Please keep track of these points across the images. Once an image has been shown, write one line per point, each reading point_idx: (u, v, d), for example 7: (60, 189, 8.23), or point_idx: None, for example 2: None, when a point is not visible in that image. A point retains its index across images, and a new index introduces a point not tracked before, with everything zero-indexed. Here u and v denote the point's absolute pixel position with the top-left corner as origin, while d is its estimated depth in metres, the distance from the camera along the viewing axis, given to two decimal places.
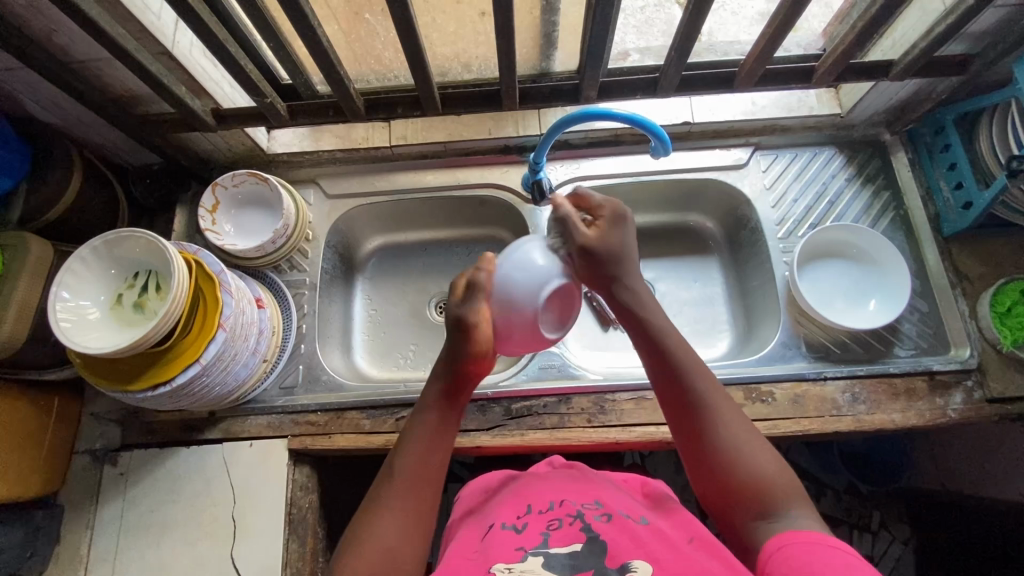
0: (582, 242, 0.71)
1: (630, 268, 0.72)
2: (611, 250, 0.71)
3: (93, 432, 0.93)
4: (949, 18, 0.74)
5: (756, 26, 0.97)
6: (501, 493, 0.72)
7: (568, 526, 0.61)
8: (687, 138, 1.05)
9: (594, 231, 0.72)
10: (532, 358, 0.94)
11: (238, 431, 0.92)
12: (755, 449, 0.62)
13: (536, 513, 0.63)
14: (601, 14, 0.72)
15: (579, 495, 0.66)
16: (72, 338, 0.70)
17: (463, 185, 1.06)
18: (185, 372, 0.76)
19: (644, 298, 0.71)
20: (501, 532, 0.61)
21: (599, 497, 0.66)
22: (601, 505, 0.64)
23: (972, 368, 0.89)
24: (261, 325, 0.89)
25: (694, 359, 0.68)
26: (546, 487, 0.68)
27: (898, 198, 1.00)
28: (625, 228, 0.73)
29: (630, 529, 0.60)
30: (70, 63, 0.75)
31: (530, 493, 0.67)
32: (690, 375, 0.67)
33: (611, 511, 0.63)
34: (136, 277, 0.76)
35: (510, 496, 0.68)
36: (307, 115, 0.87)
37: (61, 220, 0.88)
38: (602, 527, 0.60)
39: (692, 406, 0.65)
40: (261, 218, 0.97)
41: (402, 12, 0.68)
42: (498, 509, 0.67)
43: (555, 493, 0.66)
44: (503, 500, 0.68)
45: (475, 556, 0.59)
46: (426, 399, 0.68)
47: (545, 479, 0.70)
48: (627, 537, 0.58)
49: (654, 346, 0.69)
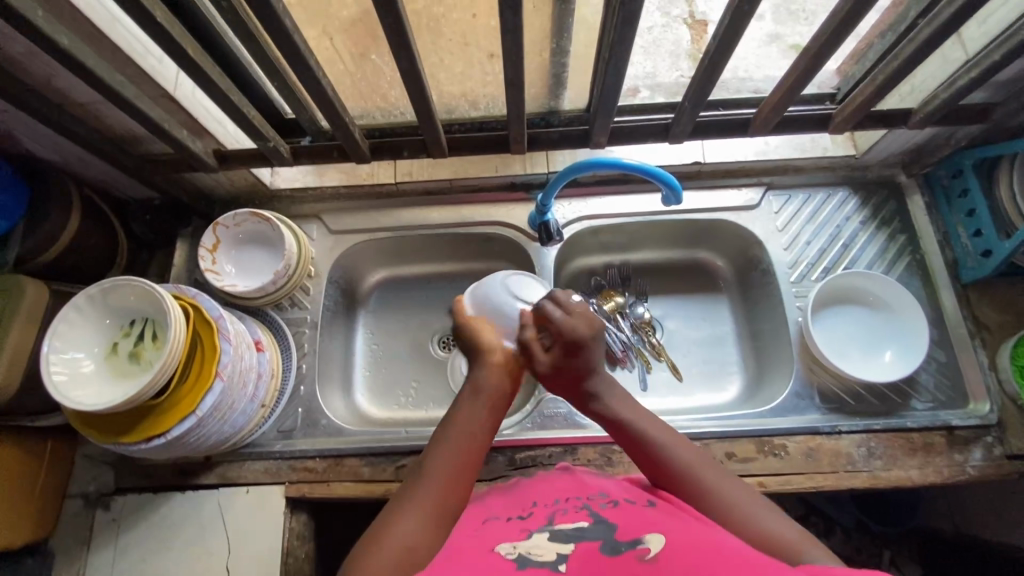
0: (565, 336, 0.67)
1: (602, 371, 0.69)
2: (579, 343, 0.67)
3: (86, 474, 0.90)
4: (972, 71, 0.72)
5: (766, 47, 0.96)
6: (504, 491, 0.70)
7: (575, 512, 0.60)
8: (699, 177, 1.02)
9: (576, 325, 0.68)
10: (538, 405, 0.92)
11: (234, 477, 0.89)
12: (759, 510, 0.59)
13: (542, 506, 0.63)
14: (615, 68, 0.70)
15: (585, 490, 0.65)
16: (65, 392, 0.68)
17: (469, 222, 1.04)
18: (180, 425, 0.73)
19: (615, 385, 0.70)
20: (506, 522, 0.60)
21: (604, 491, 0.65)
22: (607, 496, 0.64)
23: (992, 424, 0.86)
24: (260, 369, 0.86)
25: (664, 428, 0.67)
26: (550, 486, 0.68)
27: (914, 242, 0.98)
28: (599, 345, 0.68)
29: (637, 513, 0.59)
30: (69, 106, 0.73)
31: (536, 492, 0.67)
32: (667, 446, 0.64)
33: (617, 500, 0.62)
34: (133, 325, 0.74)
35: (517, 493, 0.68)
36: (310, 156, 0.86)
37: (58, 260, 0.86)
38: (609, 513, 0.59)
39: (679, 477, 0.63)
40: (261, 256, 0.95)
41: (410, 65, 0.65)
42: (504, 504, 0.66)
43: (561, 492, 0.66)
44: (509, 497, 0.68)
45: (479, 534, 0.58)
46: (465, 396, 0.66)
47: (551, 481, 0.70)
48: (635, 518, 0.57)
49: (623, 430, 0.67)
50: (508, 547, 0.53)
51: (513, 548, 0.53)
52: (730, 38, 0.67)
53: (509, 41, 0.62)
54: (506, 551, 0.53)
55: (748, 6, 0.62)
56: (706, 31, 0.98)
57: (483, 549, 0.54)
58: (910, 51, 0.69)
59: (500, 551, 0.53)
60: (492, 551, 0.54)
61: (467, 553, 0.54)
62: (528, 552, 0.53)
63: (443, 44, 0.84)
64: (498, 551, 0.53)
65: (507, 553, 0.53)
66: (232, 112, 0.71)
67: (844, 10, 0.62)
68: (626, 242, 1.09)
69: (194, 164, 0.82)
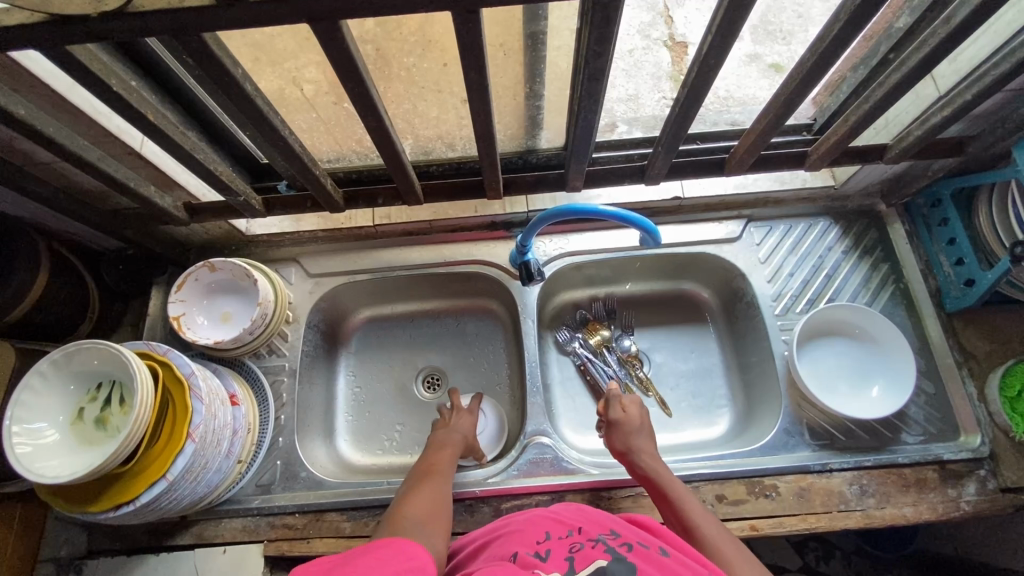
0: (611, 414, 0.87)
1: (647, 449, 0.82)
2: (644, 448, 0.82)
3: (57, 538, 0.87)
4: (944, 109, 0.72)
5: (746, 67, 0.96)
6: (508, 525, 0.66)
7: (592, 549, 0.57)
8: (679, 212, 1.02)
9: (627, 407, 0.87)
10: (524, 451, 0.90)
11: (210, 536, 0.86)
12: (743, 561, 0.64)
13: (555, 539, 0.60)
14: (585, 120, 0.69)
15: (595, 526, 0.63)
16: (28, 465, 0.66)
17: (449, 261, 1.03)
18: (151, 490, 0.71)
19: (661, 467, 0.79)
20: (522, 559, 0.57)
21: (614, 527, 0.63)
22: (618, 535, 0.61)
23: (983, 456, 0.85)
24: (235, 424, 0.84)
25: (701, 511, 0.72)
26: (557, 519, 0.65)
27: (897, 271, 0.97)
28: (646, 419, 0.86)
29: (652, 558, 0.57)
30: (33, 167, 0.72)
31: (546, 523, 0.65)
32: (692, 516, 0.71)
33: (630, 541, 0.60)
34: (99, 389, 0.72)
35: (526, 524, 0.65)
36: (283, 205, 0.85)
37: (26, 320, 0.84)
38: (624, 553, 0.57)
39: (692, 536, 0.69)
40: (234, 305, 0.93)
41: (377, 121, 0.64)
42: (516, 539, 0.62)
43: (572, 524, 0.64)
44: (518, 528, 0.65)
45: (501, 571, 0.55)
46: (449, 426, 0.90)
47: (556, 512, 0.67)
48: (652, 564, 0.55)
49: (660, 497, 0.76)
50: None
51: None
52: (698, 90, 0.66)
53: (476, 97, 0.61)
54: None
55: (714, 61, 0.61)
56: (685, 53, 0.96)
57: None
58: (881, 93, 0.68)
59: None
60: None
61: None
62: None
63: (417, 92, 0.84)
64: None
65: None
66: (200, 170, 0.70)
67: (811, 58, 0.62)
68: (610, 275, 1.08)
69: (164, 218, 0.81)
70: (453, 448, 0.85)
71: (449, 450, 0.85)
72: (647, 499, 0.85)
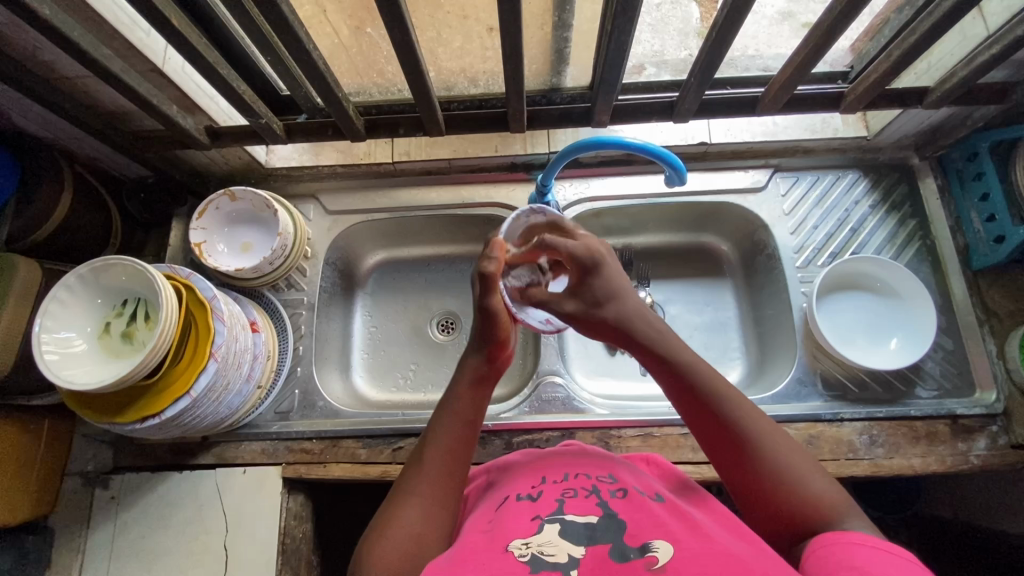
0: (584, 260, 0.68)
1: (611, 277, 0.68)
2: (603, 295, 0.67)
3: (84, 453, 0.90)
4: (993, 48, 0.70)
5: (778, 26, 0.88)
6: (505, 472, 0.66)
7: (584, 497, 0.56)
8: (703, 159, 1.00)
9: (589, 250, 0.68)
10: (536, 389, 0.92)
11: (231, 457, 0.90)
12: (809, 474, 0.55)
13: (551, 483, 0.59)
14: (616, 46, 0.67)
15: (593, 468, 0.61)
16: (57, 372, 0.68)
17: (468, 204, 1.02)
18: (176, 405, 0.73)
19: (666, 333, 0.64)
20: (515, 506, 0.57)
21: (614, 473, 0.61)
22: (615, 480, 0.59)
23: (997, 413, 0.85)
24: (256, 350, 0.86)
25: (754, 412, 0.58)
26: (554, 461, 0.64)
27: (924, 227, 0.95)
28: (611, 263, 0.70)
29: (646, 508, 0.55)
30: (57, 80, 0.72)
31: (543, 467, 0.63)
32: (754, 428, 0.57)
33: (627, 487, 0.58)
34: (125, 305, 0.74)
35: (526, 468, 0.64)
36: (303, 133, 0.85)
37: (51, 239, 0.85)
38: (619, 504, 0.55)
39: (746, 451, 0.56)
40: (253, 235, 0.94)
41: (403, 34, 0.63)
42: (513, 481, 0.62)
43: (570, 467, 0.62)
44: (517, 472, 0.64)
45: (489, 528, 0.54)
46: (462, 377, 0.67)
47: (554, 453, 0.66)
48: (645, 515, 0.53)
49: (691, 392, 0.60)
50: (520, 547, 0.50)
51: (525, 546, 0.50)
52: (736, 14, 0.63)
53: (507, 10, 0.60)
54: (519, 550, 0.50)
55: None
56: (715, 8, 0.88)
57: (493, 546, 0.51)
58: (928, 25, 0.67)
59: (511, 552, 0.50)
60: (503, 551, 0.50)
61: (479, 552, 0.50)
62: (541, 552, 0.50)
63: (442, 17, 0.80)
64: (511, 549, 0.50)
65: (519, 553, 0.50)
66: (221, 86, 0.70)
67: None
68: (629, 224, 1.06)
69: (185, 141, 0.81)
70: (459, 419, 0.64)
71: (456, 423, 0.64)
72: (656, 439, 0.86)
